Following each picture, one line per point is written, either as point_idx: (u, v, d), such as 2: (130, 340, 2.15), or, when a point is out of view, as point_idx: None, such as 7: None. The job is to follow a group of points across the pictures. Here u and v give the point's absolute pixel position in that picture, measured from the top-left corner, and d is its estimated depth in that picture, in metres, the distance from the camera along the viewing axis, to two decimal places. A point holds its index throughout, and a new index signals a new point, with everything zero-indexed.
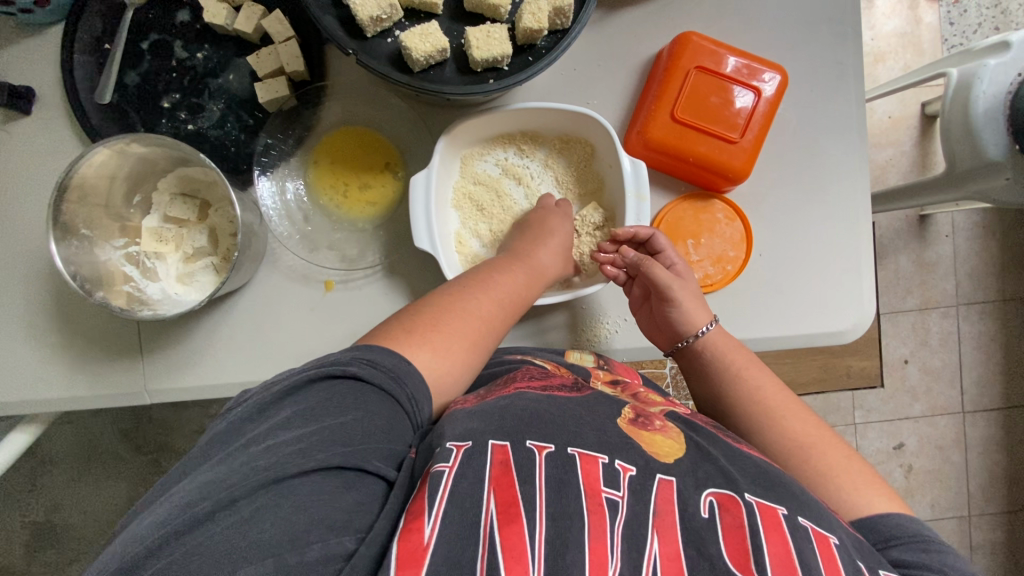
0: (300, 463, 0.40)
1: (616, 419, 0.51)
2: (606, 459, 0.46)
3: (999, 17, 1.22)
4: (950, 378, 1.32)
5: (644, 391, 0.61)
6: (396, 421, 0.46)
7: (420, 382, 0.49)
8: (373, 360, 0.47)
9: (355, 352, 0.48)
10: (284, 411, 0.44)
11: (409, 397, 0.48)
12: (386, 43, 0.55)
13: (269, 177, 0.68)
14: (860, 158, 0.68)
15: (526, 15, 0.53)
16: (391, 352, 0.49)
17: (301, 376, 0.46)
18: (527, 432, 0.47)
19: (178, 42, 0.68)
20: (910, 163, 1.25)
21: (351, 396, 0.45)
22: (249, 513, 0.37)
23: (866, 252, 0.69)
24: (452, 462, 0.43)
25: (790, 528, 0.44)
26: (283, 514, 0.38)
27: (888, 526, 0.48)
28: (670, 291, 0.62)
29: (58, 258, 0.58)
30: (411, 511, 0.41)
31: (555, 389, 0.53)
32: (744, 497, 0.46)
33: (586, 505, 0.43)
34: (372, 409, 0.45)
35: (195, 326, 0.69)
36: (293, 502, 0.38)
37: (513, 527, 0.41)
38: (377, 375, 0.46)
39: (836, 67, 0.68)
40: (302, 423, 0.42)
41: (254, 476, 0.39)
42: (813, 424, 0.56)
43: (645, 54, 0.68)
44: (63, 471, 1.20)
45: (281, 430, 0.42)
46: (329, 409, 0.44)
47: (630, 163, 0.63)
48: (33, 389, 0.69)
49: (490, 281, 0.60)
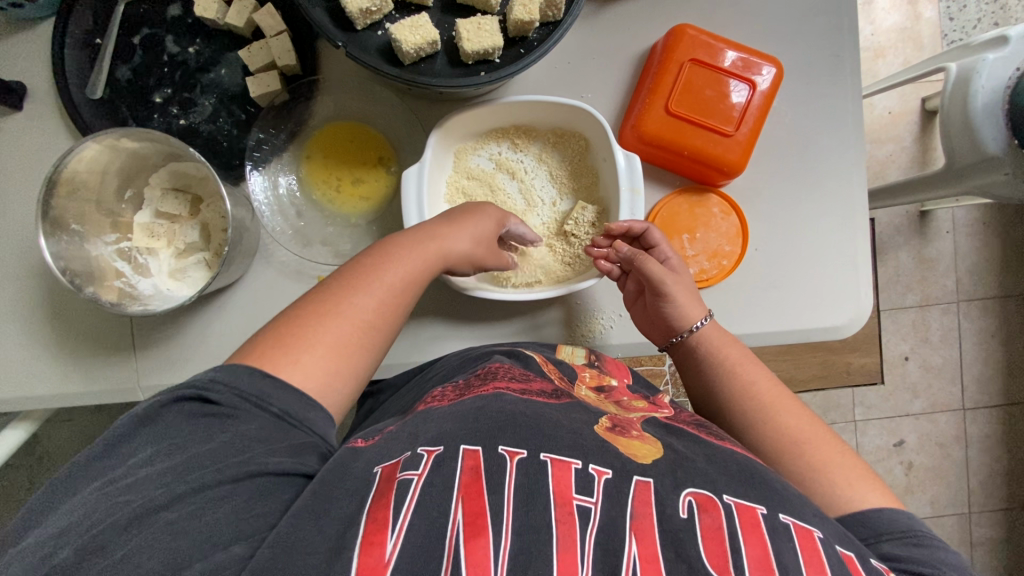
0: (169, 492, 0.39)
1: (592, 426, 0.50)
2: (579, 464, 0.45)
3: (999, 11, 1.21)
4: (950, 375, 1.32)
5: (630, 396, 0.60)
6: (268, 429, 0.45)
7: (293, 396, 0.48)
8: (234, 384, 0.46)
9: (215, 374, 0.46)
10: (139, 450, 0.42)
11: (279, 412, 0.46)
12: (375, 36, 0.55)
13: (261, 172, 0.68)
14: (857, 153, 0.68)
15: (516, 7, 0.52)
16: (254, 373, 0.47)
17: (156, 404, 0.44)
18: (500, 437, 0.46)
19: (169, 36, 0.68)
20: (910, 159, 1.24)
21: (213, 423, 0.43)
22: (122, 552, 0.37)
23: (862, 247, 0.68)
24: (421, 471, 0.44)
25: (769, 529, 0.44)
26: (160, 542, 0.37)
27: (879, 520, 0.48)
28: (664, 286, 0.61)
29: (48, 253, 0.58)
30: (372, 519, 0.41)
31: (534, 394, 0.53)
32: (723, 498, 0.45)
33: (555, 515, 0.42)
34: (240, 430, 0.44)
35: (186, 322, 0.69)
36: (171, 529, 0.38)
37: (479, 540, 0.40)
38: (231, 398, 0.45)
39: (833, 61, 0.67)
40: (164, 458, 0.41)
41: (121, 516, 0.38)
42: (807, 420, 0.55)
43: (640, 48, 0.68)
44: (62, 469, 1.20)
45: (139, 467, 0.40)
46: (193, 439, 0.42)
47: (623, 157, 0.62)
48: (25, 385, 0.69)
49: (378, 266, 0.56)
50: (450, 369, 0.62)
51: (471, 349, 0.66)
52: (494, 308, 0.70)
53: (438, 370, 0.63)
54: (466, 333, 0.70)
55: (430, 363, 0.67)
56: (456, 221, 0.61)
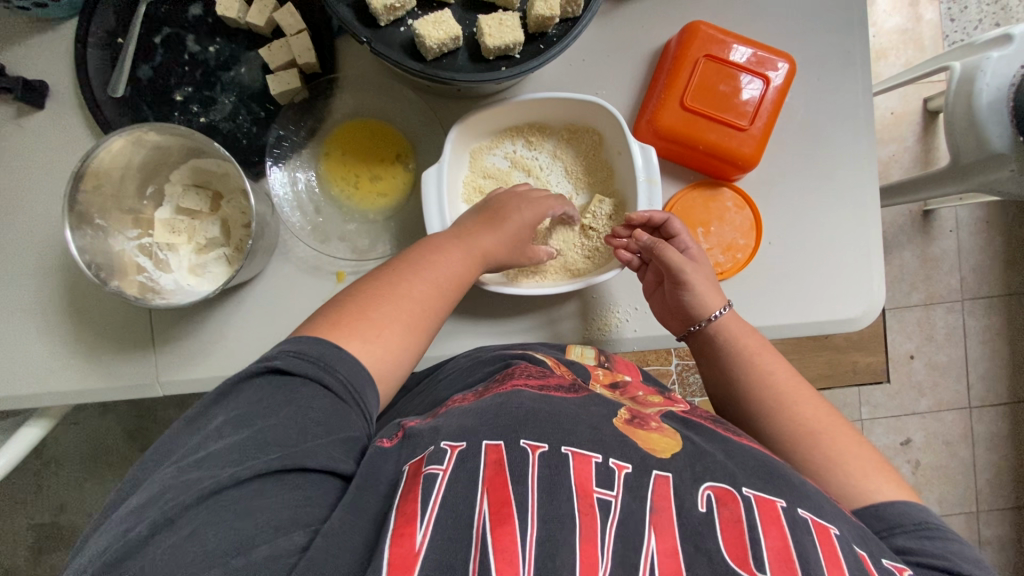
0: (233, 473, 0.40)
1: (611, 418, 0.51)
2: (599, 458, 0.46)
3: (999, 12, 1.23)
4: (956, 373, 1.32)
5: (643, 392, 0.61)
6: (331, 412, 0.46)
7: (351, 364, 0.49)
8: (297, 351, 0.47)
9: (280, 347, 0.48)
10: (215, 418, 0.44)
11: (342, 382, 0.48)
12: (398, 32, 0.56)
13: (281, 168, 0.69)
14: (869, 148, 0.69)
15: (537, 3, 0.53)
16: (319, 342, 0.49)
17: (234, 379, 0.46)
18: (520, 431, 0.47)
19: (190, 36, 0.69)
20: (913, 159, 1.25)
21: (281, 393, 0.45)
22: (190, 528, 0.38)
23: (875, 240, 0.69)
24: (446, 465, 0.44)
25: (789, 521, 0.44)
26: (225, 523, 0.38)
27: (891, 513, 0.49)
28: (683, 274, 0.61)
29: (74, 246, 0.58)
30: (403, 513, 0.41)
31: (553, 389, 0.53)
32: (742, 491, 0.46)
33: (577, 506, 0.43)
34: (305, 402, 0.45)
35: (205, 318, 0.69)
36: (235, 508, 0.39)
37: (505, 528, 0.41)
38: (303, 368, 0.46)
39: (843, 57, 0.68)
40: (234, 431, 0.43)
41: (190, 492, 0.39)
42: (824, 411, 0.56)
43: (654, 45, 0.69)
44: (69, 472, 1.20)
45: (210, 441, 0.42)
46: (260, 411, 0.44)
47: (639, 149, 0.63)
48: (44, 382, 0.69)
49: (429, 261, 0.59)
50: (463, 371, 0.62)
51: (479, 350, 0.66)
52: (511, 303, 0.71)
53: (450, 372, 0.63)
54: (483, 328, 0.71)
55: (440, 366, 0.68)
56: (494, 225, 0.63)
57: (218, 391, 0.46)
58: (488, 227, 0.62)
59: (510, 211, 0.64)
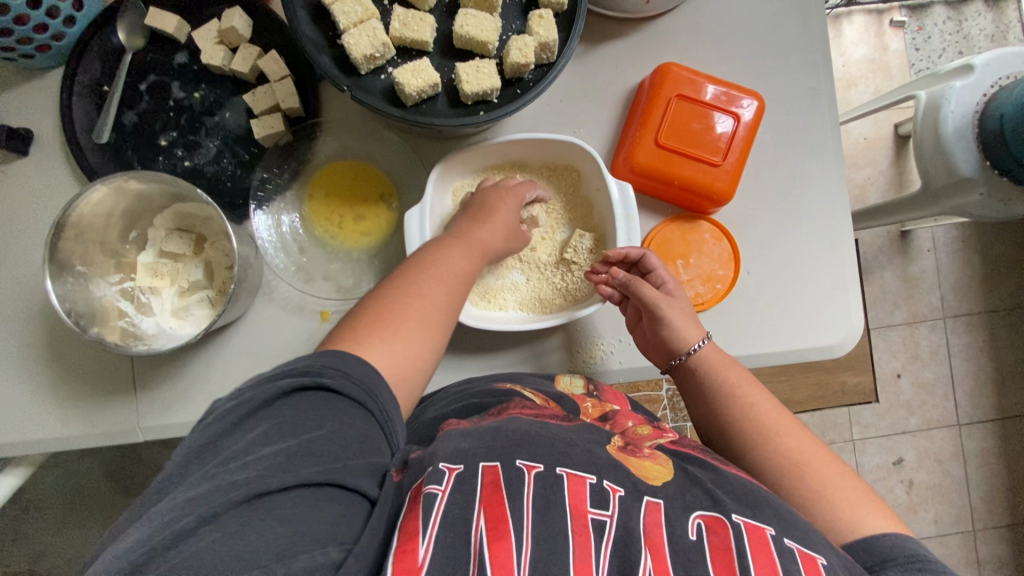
0: (281, 478, 0.39)
1: (605, 445, 0.52)
2: (594, 479, 0.46)
3: (961, 41, 1.28)
4: (943, 391, 1.33)
5: (634, 421, 0.61)
6: (369, 432, 0.45)
7: (388, 391, 0.48)
8: (344, 370, 0.47)
9: (325, 359, 0.47)
10: (259, 426, 0.43)
11: (381, 408, 0.47)
12: (379, 80, 0.58)
13: (265, 211, 0.70)
14: (839, 179, 0.71)
15: (513, 52, 0.56)
16: (362, 362, 0.48)
17: (279, 382, 0.45)
18: (517, 450, 0.47)
19: (175, 83, 0.70)
20: (888, 182, 1.29)
21: (327, 406, 0.44)
22: (236, 526, 0.37)
23: (850, 268, 0.71)
24: (444, 485, 0.44)
25: (777, 550, 0.44)
26: (268, 527, 0.37)
27: (883, 547, 0.48)
28: (659, 310, 0.62)
29: (54, 295, 0.58)
30: (405, 530, 0.41)
31: (546, 416, 0.54)
32: (731, 518, 0.46)
33: (572, 527, 0.43)
34: (348, 421, 0.44)
35: (188, 360, 0.69)
36: (276, 518, 0.38)
37: (502, 543, 0.41)
38: (350, 388, 0.46)
39: (810, 93, 0.71)
40: (280, 438, 0.42)
41: (236, 491, 0.38)
42: (807, 440, 0.56)
43: (628, 84, 0.71)
44: (46, 519, 1.17)
45: (258, 446, 0.41)
46: (306, 424, 0.43)
47: (617, 187, 0.65)
48: (20, 430, 0.68)
49: (435, 264, 0.59)
50: (455, 401, 0.61)
51: (467, 382, 0.66)
52: (496, 337, 0.71)
53: (438, 402, 0.64)
54: (469, 363, 0.71)
55: (429, 397, 0.68)
56: (486, 218, 0.64)
57: (262, 395, 0.44)
58: (477, 222, 0.63)
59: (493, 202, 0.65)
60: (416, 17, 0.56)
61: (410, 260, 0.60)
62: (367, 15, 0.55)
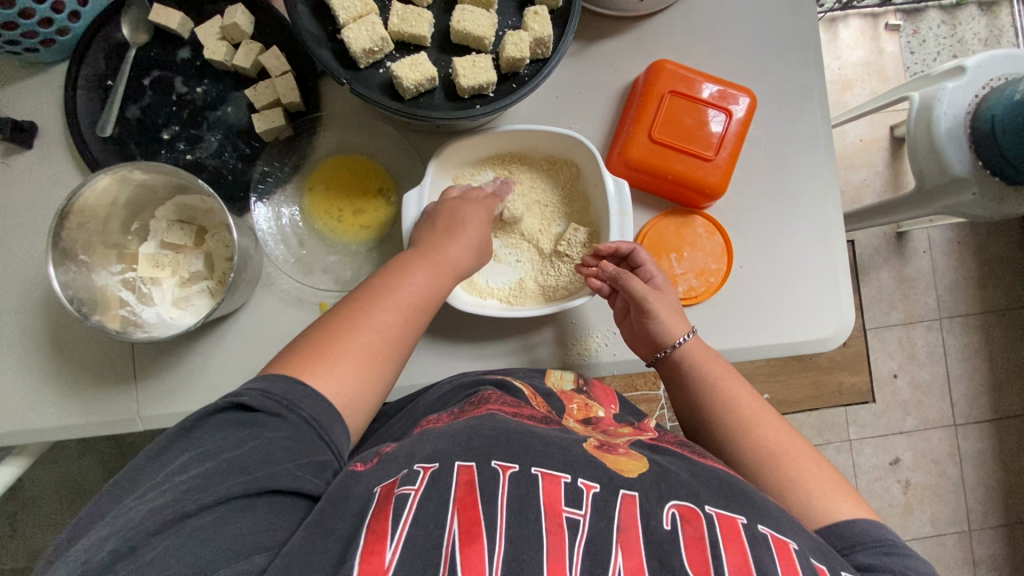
0: (198, 500, 0.40)
1: (581, 443, 0.52)
2: (568, 478, 0.47)
3: (956, 45, 1.30)
4: (938, 391, 1.34)
5: (616, 425, 0.61)
6: (298, 441, 0.46)
7: (317, 403, 0.49)
8: (266, 389, 0.48)
9: (249, 383, 0.48)
10: (176, 458, 0.43)
11: (306, 418, 0.48)
12: (377, 74, 0.59)
13: (266, 204, 0.71)
14: (830, 176, 0.72)
15: (508, 46, 0.57)
16: (287, 380, 0.49)
17: (194, 415, 0.45)
18: (492, 453, 0.48)
19: (178, 78, 0.72)
20: (883, 183, 1.30)
21: (243, 428, 0.45)
22: (153, 555, 0.38)
23: (841, 262, 0.72)
24: (418, 485, 0.46)
25: (750, 538, 0.45)
26: (188, 549, 0.38)
27: (852, 531, 0.49)
28: (647, 302, 0.63)
29: (56, 282, 0.59)
30: (372, 531, 0.42)
31: (526, 418, 0.54)
32: (704, 509, 0.47)
33: (545, 526, 0.43)
34: (270, 436, 0.45)
35: (186, 351, 0.70)
36: (197, 537, 0.39)
37: (474, 547, 0.41)
38: (267, 405, 0.47)
39: (802, 90, 0.72)
40: (198, 464, 0.42)
41: (152, 519, 0.39)
42: (786, 433, 0.57)
43: (622, 82, 0.72)
44: (46, 515, 1.17)
45: (175, 475, 0.41)
46: (224, 446, 0.43)
47: (612, 182, 0.66)
48: (20, 419, 0.69)
49: (393, 284, 0.59)
50: (442, 398, 0.63)
51: (461, 376, 0.68)
52: (490, 329, 0.72)
53: (428, 398, 0.64)
54: (463, 355, 0.72)
55: (425, 389, 0.69)
56: (455, 234, 0.63)
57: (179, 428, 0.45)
58: (449, 235, 0.63)
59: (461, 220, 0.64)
60: (415, 13, 0.57)
61: (364, 287, 0.59)
62: (366, 10, 0.56)
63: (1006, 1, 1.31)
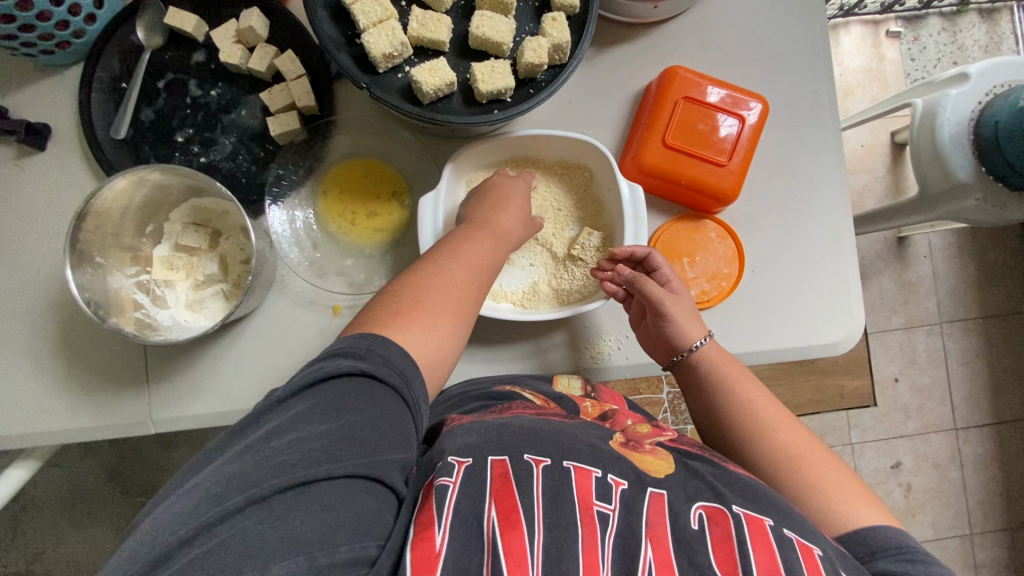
0: (327, 468, 0.38)
1: (607, 440, 0.53)
2: (599, 473, 0.47)
3: (956, 52, 1.32)
4: (939, 395, 1.35)
5: (632, 420, 0.62)
6: (406, 423, 0.45)
7: (422, 385, 0.49)
8: (384, 357, 0.47)
9: (366, 342, 0.47)
10: (299, 408, 0.42)
11: (413, 398, 0.48)
12: (396, 78, 0.59)
13: (280, 207, 0.71)
14: (840, 182, 0.73)
15: (527, 52, 0.57)
16: (404, 353, 0.49)
17: (323, 367, 0.44)
18: (523, 446, 0.48)
19: (193, 81, 0.72)
20: (885, 188, 1.31)
21: (366, 393, 0.44)
22: (281, 510, 0.36)
23: (851, 267, 0.72)
24: (455, 477, 0.45)
25: (777, 540, 0.45)
26: (313, 514, 0.36)
27: (873, 538, 0.50)
28: (664, 306, 0.64)
29: (74, 285, 0.59)
30: (421, 521, 0.41)
31: (550, 415, 0.56)
32: (731, 509, 0.47)
33: (580, 517, 0.44)
34: (389, 409, 0.44)
35: (200, 353, 0.70)
36: (319, 504, 0.37)
37: (514, 533, 0.42)
38: (387, 375, 0.46)
39: (812, 97, 0.73)
40: (322, 420, 0.41)
41: (278, 474, 0.37)
42: (804, 437, 0.58)
43: (635, 87, 0.73)
44: (45, 519, 1.16)
45: (297, 429, 0.41)
46: (344, 410, 0.42)
47: (627, 187, 0.66)
48: (31, 422, 0.68)
49: (457, 246, 0.60)
50: (454, 405, 0.62)
51: (471, 383, 0.67)
52: (503, 332, 0.72)
53: (440, 405, 0.64)
54: (476, 358, 0.72)
55: (431, 396, 0.68)
56: (504, 204, 0.65)
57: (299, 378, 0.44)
58: (496, 207, 0.64)
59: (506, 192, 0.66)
60: (433, 19, 0.58)
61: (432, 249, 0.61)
62: (385, 16, 0.56)
63: (1006, 9, 1.32)
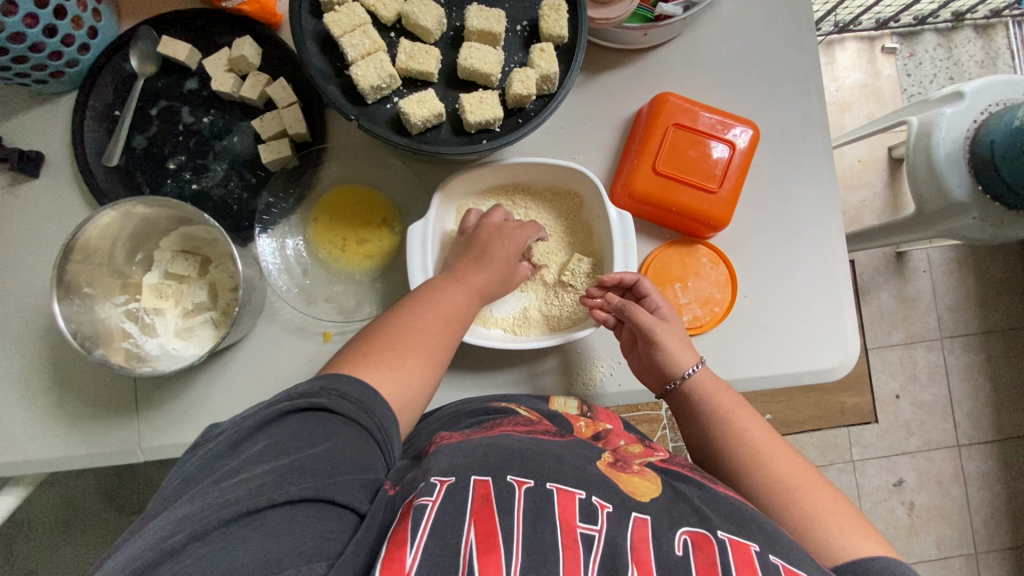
0: (270, 496, 0.40)
1: (595, 461, 0.52)
2: (583, 494, 0.47)
3: (952, 67, 1.32)
4: (941, 411, 1.34)
5: (625, 440, 0.61)
6: (365, 449, 0.47)
7: (387, 409, 0.51)
8: (340, 391, 0.49)
9: (323, 383, 0.49)
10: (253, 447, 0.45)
11: (377, 425, 0.49)
12: (385, 109, 0.59)
13: (270, 234, 0.71)
14: (832, 207, 0.73)
15: (515, 83, 0.57)
16: (359, 382, 0.50)
17: (272, 411, 0.47)
18: (507, 467, 0.47)
19: (185, 108, 0.72)
20: (883, 204, 1.31)
21: (321, 427, 0.46)
22: (225, 543, 0.38)
23: (845, 292, 0.72)
24: (435, 496, 0.44)
25: (762, 566, 0.44)
26: (256, 542, 0.38)
27: (873, 568, 0.48)
28: (654, 334, 0.63)
29: (60, 318, 0.59)
30: (394, 541, 0.42)
31: (539, 433, 0.55)
32: (717, 535, 0.46)
33: (561, 540, 0.43)
34: (345, 439, 0.46)
35: (189, 380, 0.69)
36: (265, 532, 0.39)
37: (491, 556, 0.41)
38: (347, 408, 0.48)
39: (804, 121, 0.73)
40: (273, 458, 0.43)
41: (225, 509, 0.39)
42: (799, 465, 0.57)
43: (627, 112, 0.73)
44: (39, 537, 1.16)
45: (251, 465, 0.43)
46: (300, 442, 0.45)
47: (616, 214, 0.66)
48: (20, 450, 0.68)
49: (436, 298, 0.61)
50: (447, 423, 0.61)
51: (464, 402, 0.66)
52: (494, 358, 0.72)
53: (433, 424, 0.63)
54: (468, 383, 0.71)
55: (424, 417, 0.68)
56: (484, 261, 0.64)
57: (260, 421, 0.46)
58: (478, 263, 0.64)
59: (491, 246, 0.65)
60: (422, 50, 0.58)
61: (408, 299, 0.61)
62: (374, 48, 0.57)
63: (1002, 24, 1.32)
